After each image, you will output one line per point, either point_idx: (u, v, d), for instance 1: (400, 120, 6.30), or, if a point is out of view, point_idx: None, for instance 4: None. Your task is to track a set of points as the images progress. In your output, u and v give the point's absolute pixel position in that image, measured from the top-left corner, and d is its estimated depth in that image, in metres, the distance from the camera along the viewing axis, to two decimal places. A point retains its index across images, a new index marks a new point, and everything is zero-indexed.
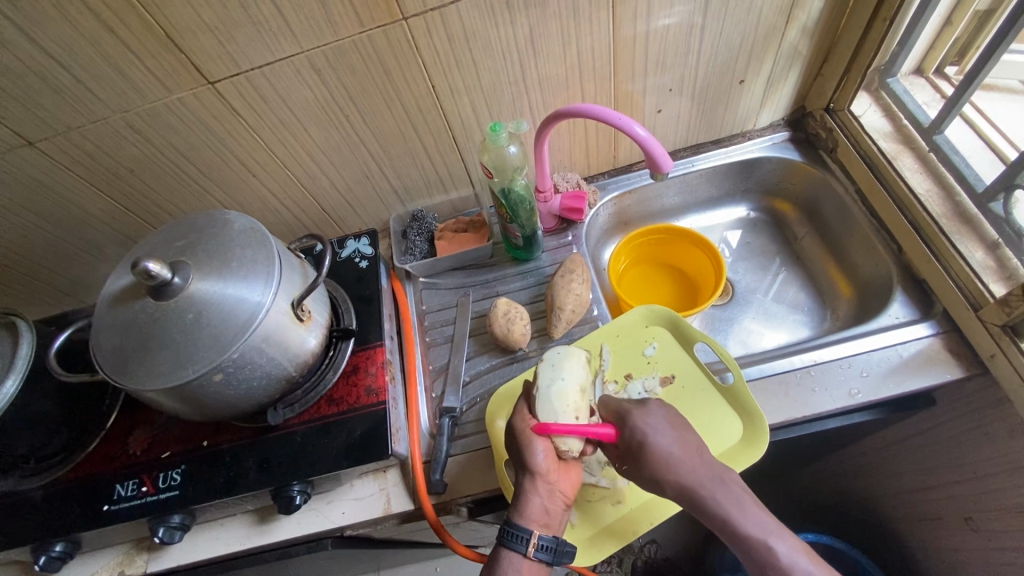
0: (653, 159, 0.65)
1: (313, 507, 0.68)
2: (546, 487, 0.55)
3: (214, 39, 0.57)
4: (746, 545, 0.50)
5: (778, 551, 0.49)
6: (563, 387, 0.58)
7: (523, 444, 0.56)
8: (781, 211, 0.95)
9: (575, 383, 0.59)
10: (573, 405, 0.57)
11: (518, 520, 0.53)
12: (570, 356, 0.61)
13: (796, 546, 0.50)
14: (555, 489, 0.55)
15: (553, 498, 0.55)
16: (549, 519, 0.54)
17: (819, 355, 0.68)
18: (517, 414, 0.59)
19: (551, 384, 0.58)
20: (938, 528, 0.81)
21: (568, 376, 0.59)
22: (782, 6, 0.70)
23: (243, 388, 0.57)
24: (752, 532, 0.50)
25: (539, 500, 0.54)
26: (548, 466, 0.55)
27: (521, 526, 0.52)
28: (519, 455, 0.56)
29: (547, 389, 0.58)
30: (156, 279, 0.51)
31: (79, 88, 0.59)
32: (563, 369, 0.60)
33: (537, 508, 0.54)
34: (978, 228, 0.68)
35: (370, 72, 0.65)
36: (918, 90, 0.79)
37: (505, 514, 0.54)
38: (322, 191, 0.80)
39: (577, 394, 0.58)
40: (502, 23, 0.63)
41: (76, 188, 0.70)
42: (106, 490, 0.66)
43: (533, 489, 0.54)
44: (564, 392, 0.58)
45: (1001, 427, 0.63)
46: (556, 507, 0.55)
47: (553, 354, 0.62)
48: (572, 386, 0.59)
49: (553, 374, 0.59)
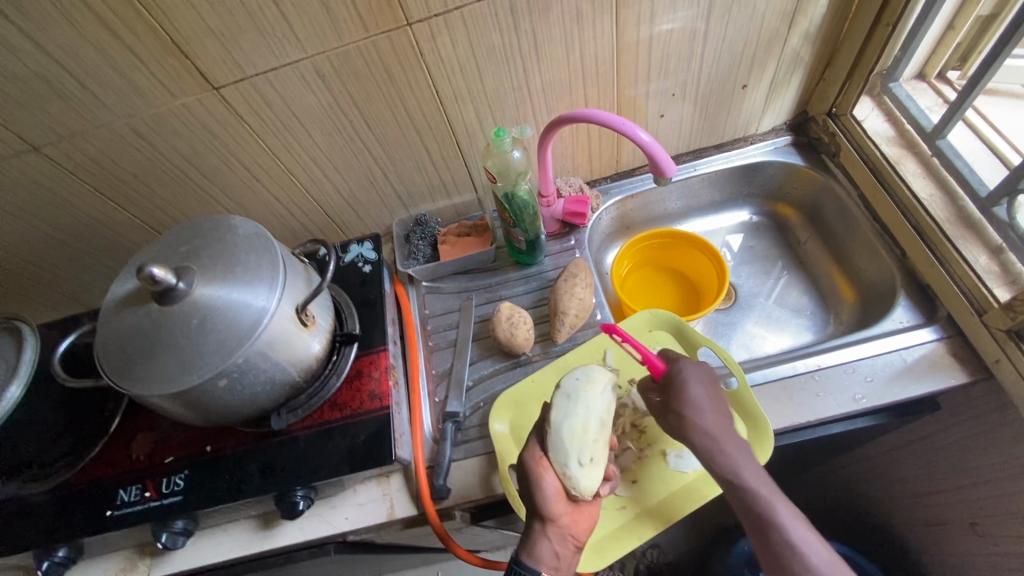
0: (657, 164, 0.65)
1: (317, 512, 0.68)
2: (556, 530, 0.55)
3: (220, 45, 0.58)
4: (748, 499, 0.52)
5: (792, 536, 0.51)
6: (573, 424, 0.57)
7: (532, 484, 0.56)
8: (783, 216, 0.95)
9: (587, 420, 0.57)
10: (585, 444, 0.56)
11: (525, 561, 0.53)
12: (587, 387, 0.60)
13: (792, 510, 0.52)
14: (566, 533, 0.55)
15: (564, 542, 0.55)
16: (558, 563, 0.53)
17: (824, 359, 0.68)
18: (528, 450, 0.58)
19: (563, 421, 0.57)
20: (942, 533, 0.80)
21: (581, 412, 0.57)
22: (785, 12, 0.70)
23: (247, 393, 0.57)
24: (757, 489, 0.52)
25: (549, 544, 0.54)
26: (558, 508, 0.55)
27: (528, 568, 0.52)
28: (530, 496, 0.56)
29: (558, 426, 0.57)
30: (160, 284, 0.51)
31: (85, 94, 0.59)
32: (577, 403, 0.58)
33: (546, 552, 0.53)
34: (982, 232, 0.68)
35: (374, 78, 0.65)
36: (920, 95, 0.79)
37: (513, 555, 0.54)
38: (326, 196, 0.80)
39: (590, 432, 0.57)
40: (505, 28, 0.64)
41: (81, 194, 0.71)
42: (109, 495, 0.66)
43: (542, 532, 0.54)
44: (576, 430, 0.56)
45: (1006, 432, 0.63)
46: (566, 550, 0.55)
47: (570, 382, 0.60)
48: (584, 422, 0.57)
49: (565, 408, 0.58)
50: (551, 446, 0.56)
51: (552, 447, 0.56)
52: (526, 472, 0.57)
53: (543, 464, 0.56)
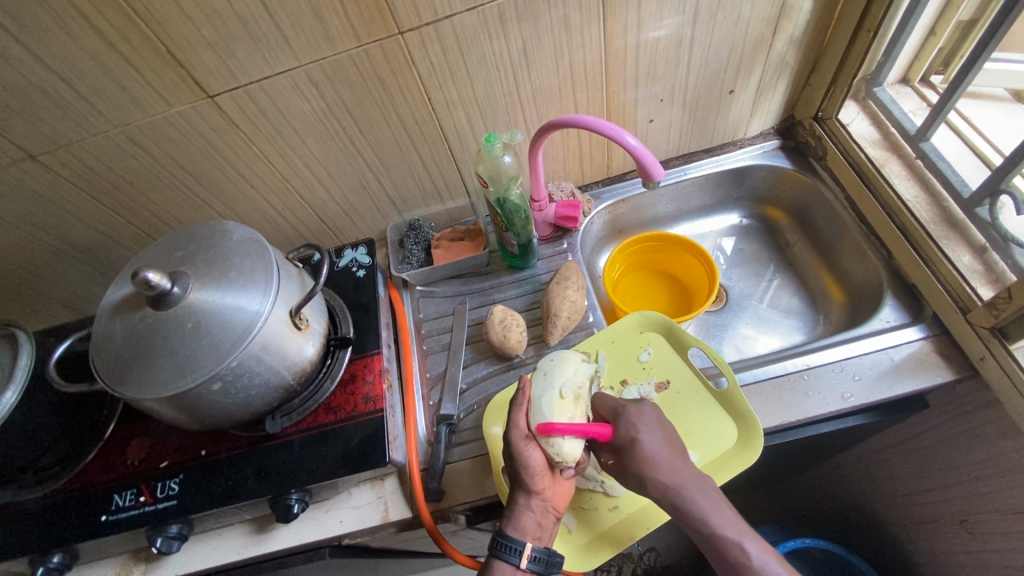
0: (645, 169, 0.66)
1: (312, 516, 0.68)
2: (539, 502, 0.57)
3: (214, 54, 0.59)
4: (722, 547, 0.53)
5: (750, 552, 0.52)
6: (552, 395, 0.60)
7: (516, 458, 0.57)
8: (773, 218, 0.97)
9: (567, 390, 0.60)
10: (565, 412, 0.59)
11: (511, 533, 0.55)
12: (562, 362, 0.63)
13: (764, 547, 0.53)
14: (548, 504, 0.57)
15: (546, 514, 0.57)
16: (541, 532, 0.56)
17: (812, 359, 0.69)
18: (512, 420, 0.59)
19: (544, 394, 0.60)
20: (933, 531, 0.81)
21: (559, 383, 0.61)
22: (769, 18, 0.72)
23: (241, 397, 0.58)
24: (729, 535, 0.52)
25: (532, 515, 0.56)
26: (542, 481, 0.57)
27: (514, 538, 0.54)
28: (513, 469, 0.57)
29: (540, 398, 0.60)
30: (155, 289, 0.51)
31: (80, 103, 0.60)
32: (554, 377, 0.61)
33: (530, 523, 0.56)
34: (966, 233, 0.70)
35: (366, 85, 0.66)
36: (905, 99, 0.81)
37: (498, 526, 0.56)
38: (320, 202, 0.81)
39: (568, 400, 0.60)
40: (495, 36, 0.65)
41: (76, 201, 0.71)
42: (104, 500, 0.66)
43: (526, 504, 0.56)
44: (557, 400, 0.59)
45: (994, 429, 0.64)
46: (548, 521, 0.57)
47: (546, 362, 0.64)
48: (563, 392, 0.60)
49: (545, 382, 0.61)
50: (533, 417, 0.59)
51: (535, 419, 0.59)
52: (508, 445, 0.58)
53: (526, 437, 0.58)
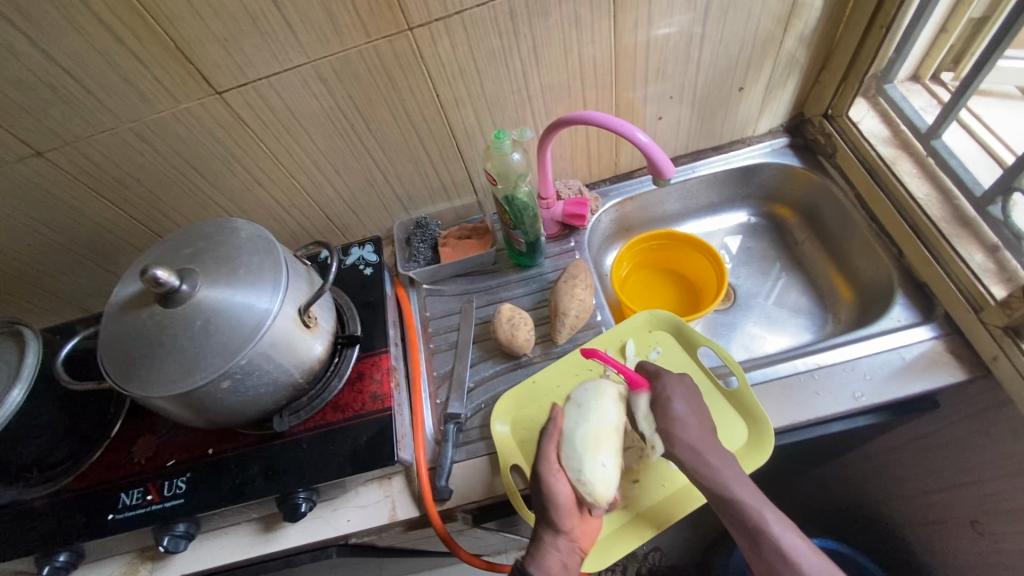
0: (655, 166, 0.66)
1: (319, 515, 0.68)
2: (565, 540, 0.56)
3: (222, 50, 0.58)
4: (738, 512, 0.53)
5: (768, 519, 0.52)
6: (587, 432, 0.59)
7: (543, 492, 0.57)
8: (781, 216, 0.96)
9: (602, 427, 0.59)
10: (599, 448, 0.58)
11: (534, 569, 0.53)
12: (597, 395, 0.62)
13: (781, 519, 0.53)
14: (575, 544, 0.56)
15: (572, 554, 0.55)
16: (566, 573, 0.55)
17: (823, 358, 0.68)
18: (542, 453, 0.59)
19: (576, 428, 0.59)
20: (942, 531, 0.81)
21: (593, 419, 0.60)
22: (780, 14, 0.71)
23: (250, 396, 0.57)
24: (746, 501, 0.53)
25: (558, 554, 0.55)
26: (568, 517, 0.56)
27: (536, 575, 0.53)
28: (540, 505, 0.57)
29: (572, 433, 0.59)
30: (164, 286, 0.51)
31: (88, 99, 0.60)
32: (588, 411, 0.60)
33: (556, 562, 0.54)
34: (977, 231, 0.69)
35: (375, 81, 0.66)
36: (915, 96, 0.80)
37: (521, 562, 0.54)
38: (327, 199, 0.81)
39: (602, 438, 0.59)
40: (505, 32, 0.64)
41: (84, 199, 0.71)
42: (111, 498, 0.66)
43: (552, 542, 0.55)
44: (591, 436, 0.58)
45: (1006, 428, 0.63)
46: (574, 561, 0.56)
47: (580, 392, 0.63)
48: (598, 428, 0.59)
49: (577, 417, 0.60)
50: (564, 453, 0.59)
51: (567, 455, 0.58)
52: (537, 480, 0.58)
53: (558, 473, 0.58)
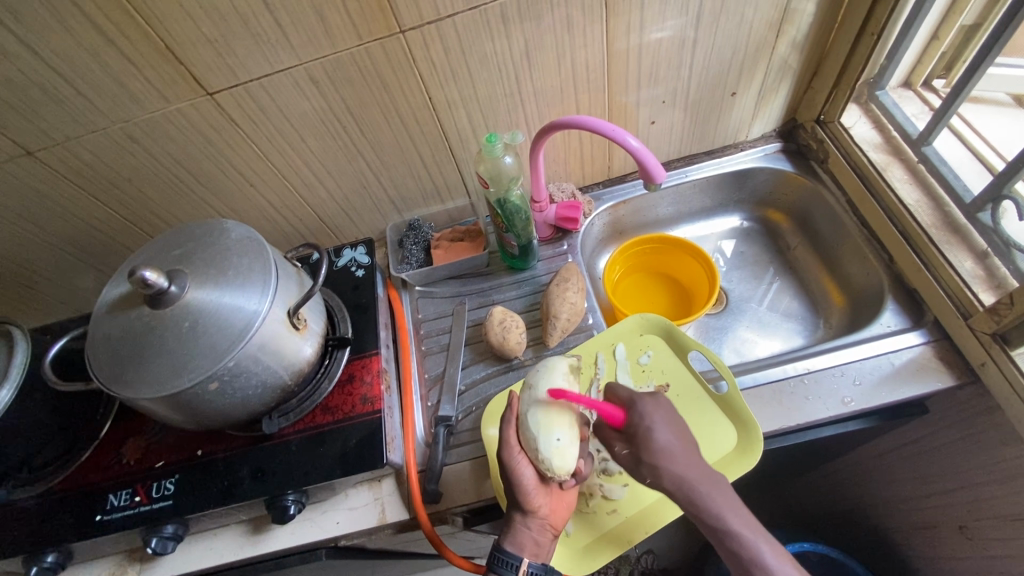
0: (647, 170, 0.66)
1: (308, 517, 0.68)
2: (536, 519, 0.57)
3: (214, 51, 0.58)
4: (726, 534, 0.53)
5: (754, 543, 0.52)
6: (539, 411, 0.58)
7: (509, 476, 0.57)
8: (774, 221, 0.96)
9: (554, 403, 0.59)
10: (553, 426, 0.57)
11: (509, 547, 0.55)
12: (548, 374, 0.61)
13: (777, 553, 0.53)
14: (545, 521, 0.58)
15: (543, 530, 0.57)
16: (539, 550, 0.56)
17: (813, 363, 0.69)
18: (502, 436, 0.59)
19: (531, 409, 0.59)
20: (932, 537, 0.81)
21: (545, 397, 0.59)
22: (772, 21, 0.71)
23: (238, 397, 0.57)
24: (735, 526, 0.53)
25: (529, 532, 0.56)
26: (536, 497, 0.57)
27: (510, 553, 0.55)
28: (508, 487, 0.58)
29: (526, 414, 0.59)
30: (152, 288, 0.51)
31: (79, 99, 0.60)
32: (541, 392, 0.60)
33: (528, 540, 0.56)
34: (967, 238, 0.69)
35: (367, 84, 0.66)
36: (907, 102, 0.81)
37: (495, 541, 0.57)
38: (320, 201, 0.81)
39: (555, 413, 0.58)
40: (497, 36, 0.65)
41: (75, 199, 0.71)
42: (99, 500, 0.66)
43: (523, 521, 0.57)
44: (544, 414, 0.58)
45: (994, 435, 0.63)
46: (546, 538, 0.57)
47: (533, 375, 0.63)
48: (550, 404, 0.59)
49: (532, 398, 0.60)
50: (520, 434, 0.59)
51: (524, 435, 0.58)
52: (501, 462, 0.58)
53: (518, 454, 0.58)
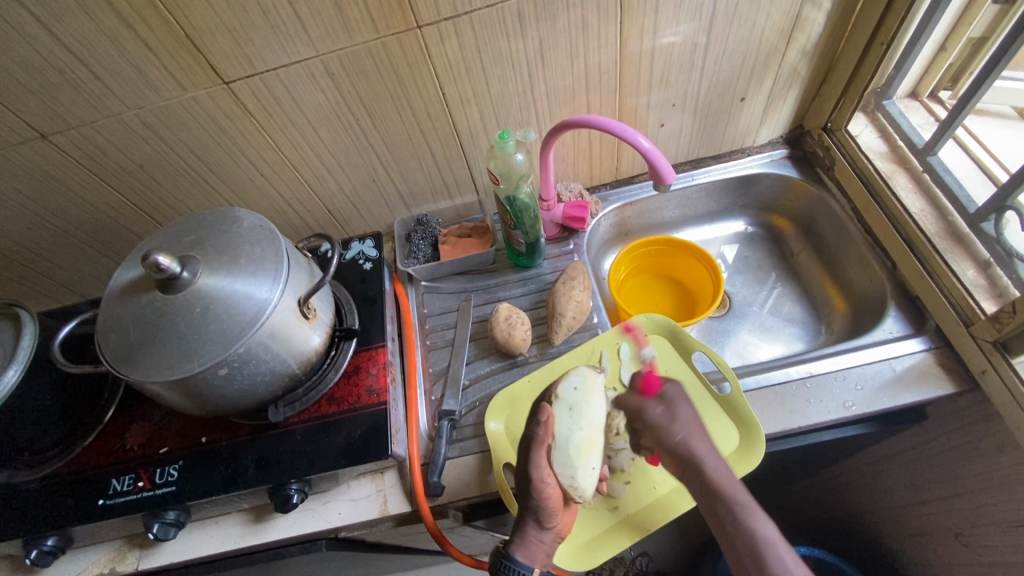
0: (657, 172, 0.67)
1: (309, 507, 0.68)
2: (549, 533, 0.58)
3: (232, 40, 0.59)
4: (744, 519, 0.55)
5: (770, 533, 0.54)
6: (579, 439, 0.60)
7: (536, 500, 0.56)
8: (778, 227, 0.97)
9: (593, 433, 0.61)
10: (589, 454, 0.60)
11: (520, 558, 0.54)
12: (585, 397, 0.62)
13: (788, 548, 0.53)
14: (556, 535, 0.59)
15: (553, 542, 0.58)
16: (546, 559, 0.57)
17: (815, 367, 0.69)
18: (532, 460, 0.57)
19: (570, 435, 0.60)
20: (928, 542, 0.82)
21: (585, 425, 0.61)
22: (782, 28, 0.72)
23: (247, 384, 0.58)
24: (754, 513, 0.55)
25: (542, 545, 0.57)
26: (556, 515, 0.58)
27: (520, 563, 0.53)
28: (529, 503, 0.56)
29: (566, 441, 0.59)
30: (165, 272, 0.51)
31: (96, 84, 0.60)
32: (580, 417, 0.61)
33: (538, 551, 0.56)
34: (970, 247, 0.70)
35: (382, 78, 0.66)
36: (913, 113, 0.81)
37: (503, 548, 0.55)
38: (329, 193, 0.81)
39: (591, 442, 0.61)
40: (512, 34, 0.65)
41: (87, 183, 0.71)
42: (101, 484, 0.66)
43: (536, 534, 0.57)
44: (584, 443, 0.60)
45: (993, 442, 0.64)
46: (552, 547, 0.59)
47: (569, 393, 0.62)
48: (589, 433, 0.61)
49: (570, 423, 0.60)
50: (554, 459, 0.59)
51: (560, 463, 0.59)
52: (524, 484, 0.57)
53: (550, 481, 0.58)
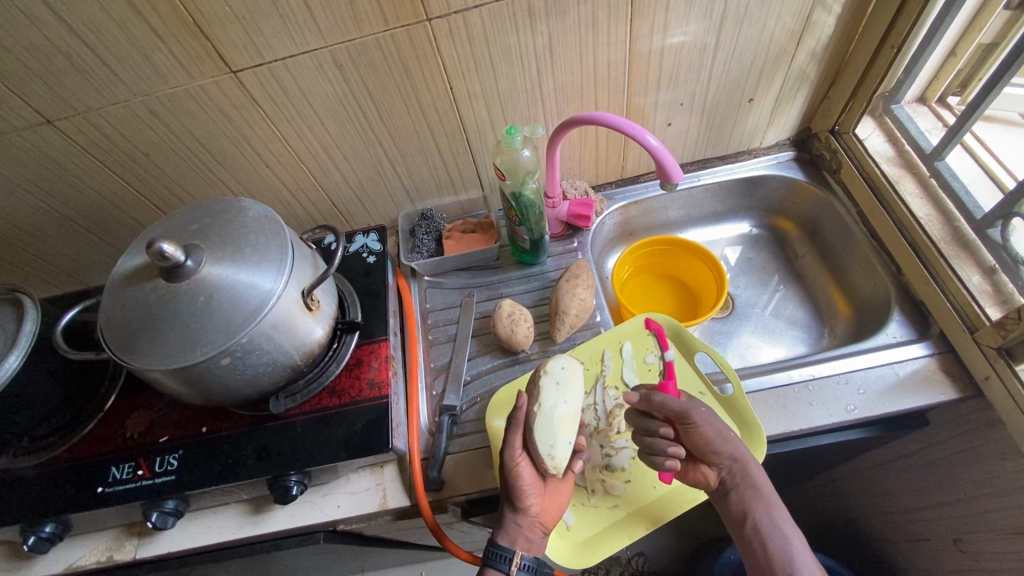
0: (664, 170, 0.67)
1: (308, 499, 0.68)
2: (525, 518, 0.57)
3: (241, 29, 0.59)
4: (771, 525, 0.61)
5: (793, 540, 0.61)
6: (563, 410, 0.61)
7: (507, 476, 0.57)
8: (783, 229, 0.97)
9: (574, 409, 0.62)
10: (568, 429, 0.60)
11: (501, 541, 0.56)
12: (571, 376, 0.64)
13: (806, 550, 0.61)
14: (535, 520, 0.58)
15: (532, 528, 0.58)
16: (530, 545, 0.57)
17: (818, 369, 0.69)
18: (507, 438, 0.58)
19: (554, 407, 0.61)
20: (926, 548, 0.82)
21: (567, 399, 0.62)
22: (793, 30, 0.72)
23: (249, 374, 0.57)
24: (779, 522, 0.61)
25: (519, 529, 0.57)
26: (530, 495, 0.57)
27: (505, 547, 0.55)
28: (505, 483, 0.58)
29: (550, 410, 0.60)
30: (169, 260, 0.51)
31: (103, 70, 0.60)
32: (565, 390, 0.62)
33: (517, 535, 0.56)
34: (976, 253, 0.70)
35: (390, 70, 0.66)
36: (921, 118, 0.81)
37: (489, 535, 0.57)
38: (334, 185, 0.81)
39: (570, 419, 0.61)
40: (523, 29, 0.65)
41: (91, 170, 0.71)
42: (101, 472, 0.66)
43: (512, 517, 0.57)
44: (565, 416, 0.61)
45: (994, 449, 0.64)
46: (535, 534, 0.58)
47: (557, 369, 0.64)
48: (571, 409, 0.62)
49: (556, 394, 0.62)
50: (536, 427, 0.58)
51: (539, 431, 0.58)
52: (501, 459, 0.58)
53: (518, 450, 0.58)
